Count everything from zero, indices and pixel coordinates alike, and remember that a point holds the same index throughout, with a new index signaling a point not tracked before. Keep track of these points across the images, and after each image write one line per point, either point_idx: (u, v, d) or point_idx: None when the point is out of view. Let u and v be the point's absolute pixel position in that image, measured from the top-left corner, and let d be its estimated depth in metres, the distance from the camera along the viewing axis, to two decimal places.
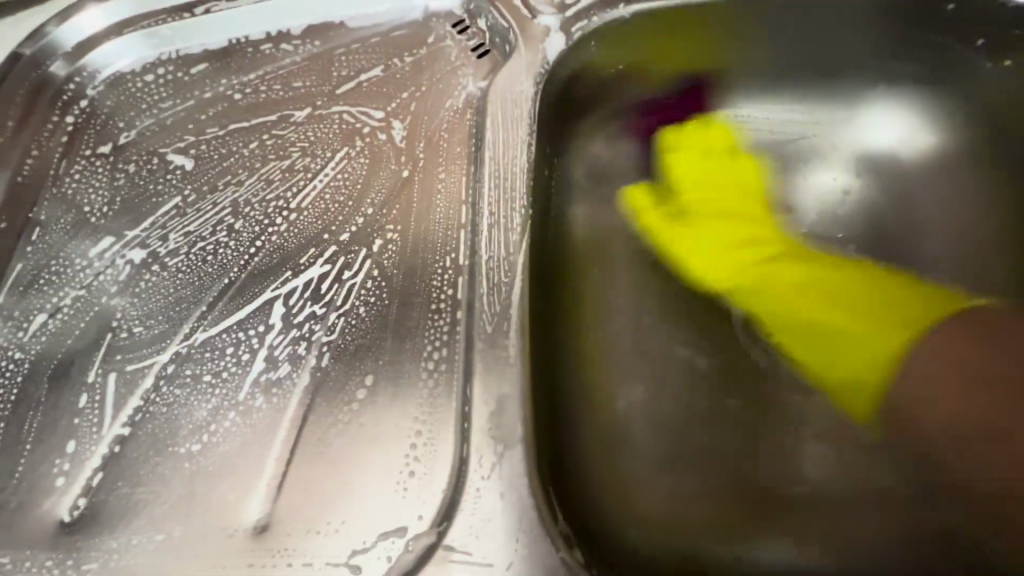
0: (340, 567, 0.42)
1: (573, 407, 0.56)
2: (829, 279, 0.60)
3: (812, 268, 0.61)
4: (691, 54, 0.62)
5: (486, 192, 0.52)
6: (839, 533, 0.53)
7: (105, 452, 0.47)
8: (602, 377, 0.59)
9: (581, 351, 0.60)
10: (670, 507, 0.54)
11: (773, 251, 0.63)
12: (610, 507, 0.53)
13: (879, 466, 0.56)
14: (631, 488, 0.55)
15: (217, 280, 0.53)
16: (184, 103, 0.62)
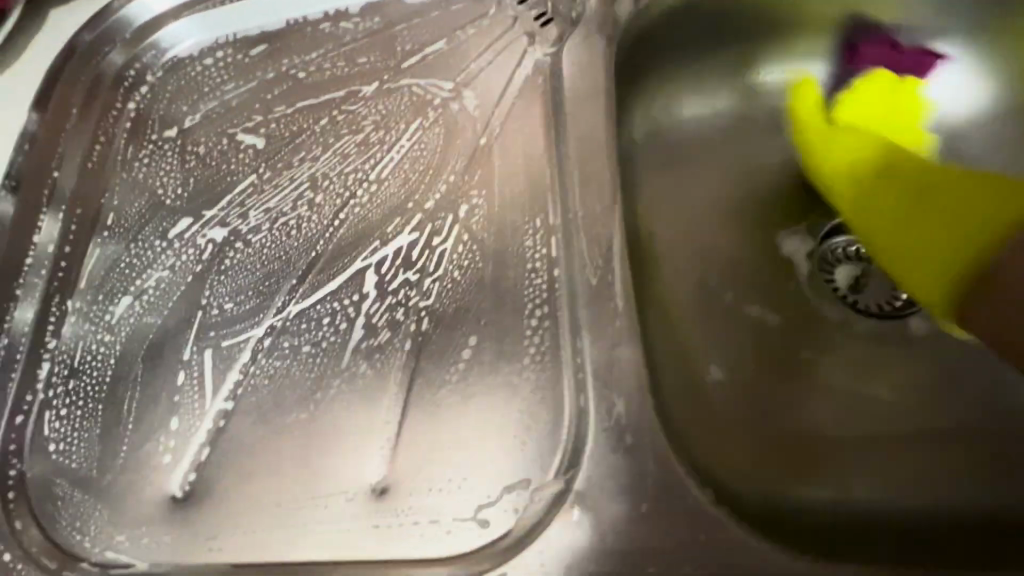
0: (467, 522, 0.42)
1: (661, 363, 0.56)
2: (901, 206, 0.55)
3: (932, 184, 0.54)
4: (735, 17, 0.63)
5: (570, 151, 0.52)
6: (930, 473, 0.54)
7: (210, 427, 0.47)
8: (678, 335, 0.59)
9: (659, 313, 0.60)
10: (758, 455, 0.55)
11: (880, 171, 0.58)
12: (708, 464, 0.53)
13: (957, 405, 0.57)
14: (718, 439, 0.55)
15: (304, 254, 0.53)
16: (247, 84, 0.62)
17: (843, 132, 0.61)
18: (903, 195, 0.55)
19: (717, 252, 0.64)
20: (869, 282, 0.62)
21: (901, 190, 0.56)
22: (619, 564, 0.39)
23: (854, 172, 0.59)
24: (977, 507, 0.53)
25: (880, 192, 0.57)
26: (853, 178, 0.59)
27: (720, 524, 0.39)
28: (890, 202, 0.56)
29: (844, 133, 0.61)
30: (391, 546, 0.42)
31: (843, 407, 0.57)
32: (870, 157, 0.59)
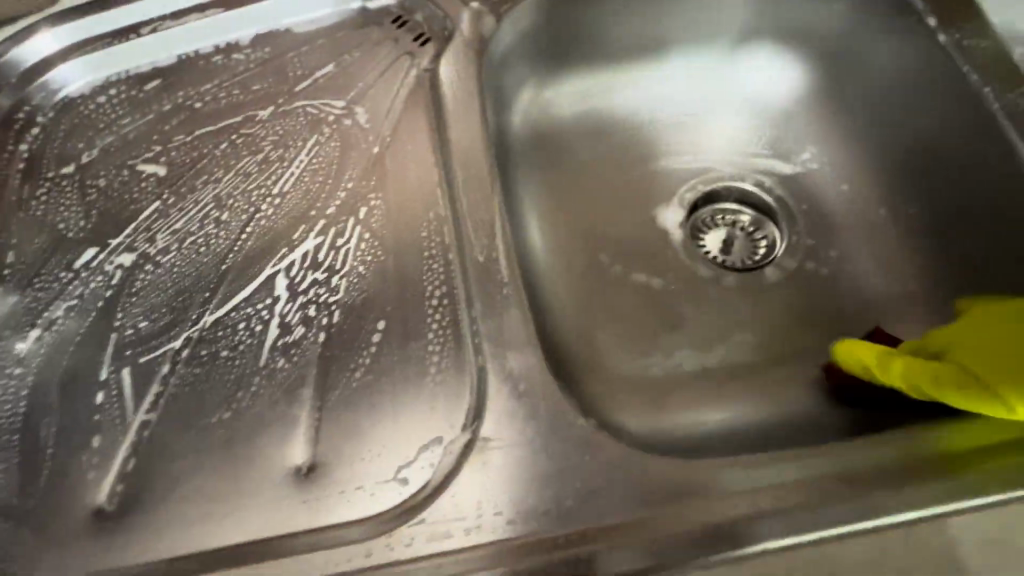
0: (389, 482, 0.47)
1: (559, 328, 0.66)
2: None
3: None
4: (586, 32, 0.74)
5: (454, 152, 0.59)
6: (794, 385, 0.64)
7: (134, 440, 0.49)
8: (571, 304, 0.68)
9: (551, 287, 0.69)
10: (644, 396, 0.64)
11: None
12: (603, 405, 0.63)
13: (809, 332, 0.68)
14: (609, 386, 0.64)
15: (215, 268, 0.56)
16: (143, 117, 0.64)
17: None
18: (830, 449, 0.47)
19: (601, 232, 0.73)
20: (732, 242, 0.74)
21: None
22: (523, 492, 0.45)
23: None
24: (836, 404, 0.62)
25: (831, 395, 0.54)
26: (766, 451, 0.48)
27: (604, 445, 0.46)
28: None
29: None
30: (322, 514, 0.46)
31: (719, 346, 0.67)
32: None
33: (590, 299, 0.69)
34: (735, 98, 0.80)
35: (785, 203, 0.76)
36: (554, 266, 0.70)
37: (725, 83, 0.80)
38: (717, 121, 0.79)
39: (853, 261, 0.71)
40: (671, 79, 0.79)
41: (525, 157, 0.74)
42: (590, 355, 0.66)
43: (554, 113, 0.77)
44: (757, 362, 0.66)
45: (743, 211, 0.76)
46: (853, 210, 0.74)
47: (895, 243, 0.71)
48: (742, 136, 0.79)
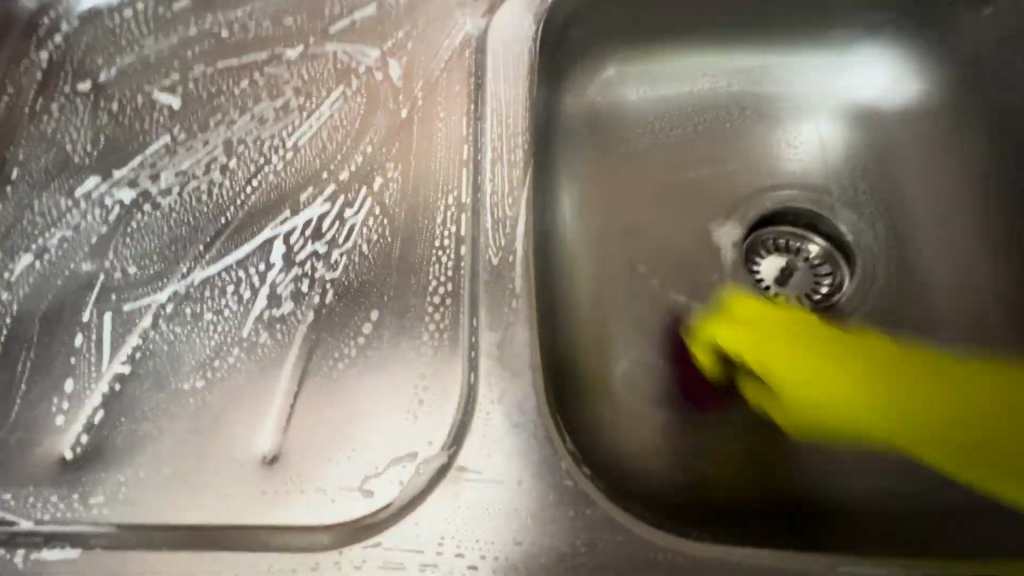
0: (353, 492, 0.43)
1: (574, 341, 0.57)
2: (860, 412, 0.49)
3: (836, 379, 0.50)
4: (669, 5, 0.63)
5: (489, 131, 0.52)
6: (841, 460, 0.54)
7: (106, 391, 0.47)
8: (597, 320, 0.59)
9: (575, 292, 0.60)
10: (656, 439, 0.55)
11: (777, 329, 0.53)
12: (606, 442, 0.54)
13: None
14: (617, 420, 0.55)
15: (213, 220, 0.52)
16: (167, 40, 0.59)
17: (822, 357, 0.51)
18: (845, 393, 0.50)
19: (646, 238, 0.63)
20: (791, 273, 0.64)
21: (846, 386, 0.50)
22: (491, 537, 0.40)
23: (841, 412, 0.50)
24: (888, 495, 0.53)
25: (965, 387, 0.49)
26: (818, 365, 0.51)
27: (592, 501, 0.41)
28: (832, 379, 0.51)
29: (801, 345, 0.52)
30: (276, 511, 0.42)
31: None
32: (811, 355, 0.52)
33: (616, 312, 0.60)
34: (832, 105, 0.67)
35: (871, 237, 0.63)
36: (586, 268, 0.61)
37: (823, 87, 0.67)
38: (811, 125, 0.67)
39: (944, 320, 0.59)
40: (759, 72, 0.68)
41: (573, 141, 0.65)
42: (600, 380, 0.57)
43: (616, 92, 0.67)
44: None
45: (813, 239, 0.65)
46: (953, 258, 0.61)
47: (995, 311, 0.59)
48: (839, 148, 0.66)
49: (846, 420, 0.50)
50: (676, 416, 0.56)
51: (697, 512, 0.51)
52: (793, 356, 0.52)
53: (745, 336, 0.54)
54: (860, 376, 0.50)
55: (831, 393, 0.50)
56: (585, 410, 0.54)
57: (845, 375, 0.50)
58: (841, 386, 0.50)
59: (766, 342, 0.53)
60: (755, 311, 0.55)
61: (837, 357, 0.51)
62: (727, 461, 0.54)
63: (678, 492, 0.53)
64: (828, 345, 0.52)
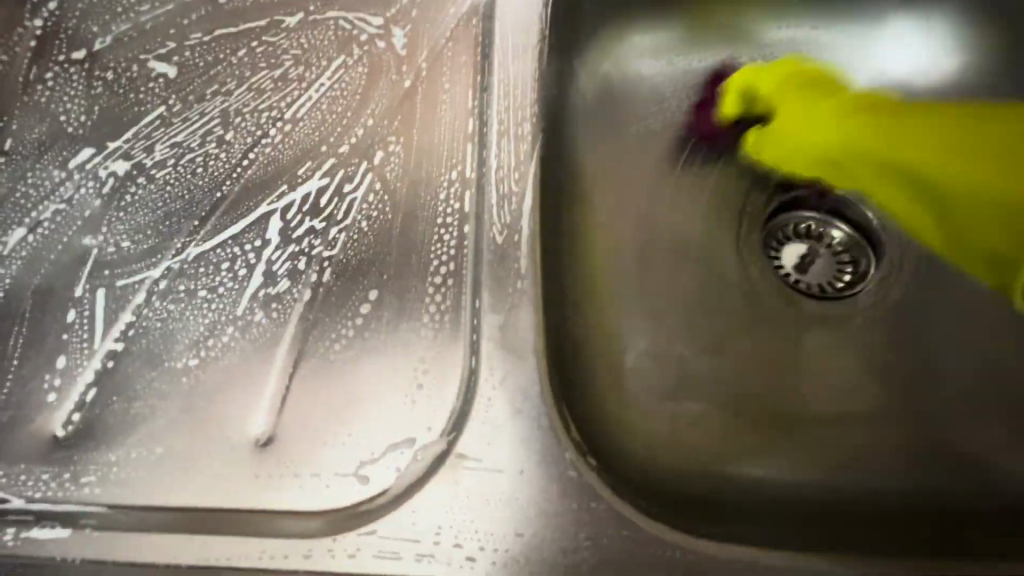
0: (347, 478, 0.41)
1: (583, 327, 0.55)
2: (861, 133, 0.55)
3: (853, 133, 0.55)
4: None
5: (496, 103, 0.49)
6: (854, 457, 0.52)
7: (98, 368, 0.45)
8: (606, 305, 0.57)
9: (584, 275, 0.57)
10: (664, 430, 0.53)
11: (815, 109, 0.57)
12: (612, 432, 0.52)
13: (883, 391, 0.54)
14: (623, 409, 0.53)
15: (209, 194, 0.50)
16: (163, 7, 0.57)
17: (839, 117, 0.56)
18: (856, 153, 0.55)
19: (660, 220, 0.60)
20: (812, 261, 0.60)
21: (843, 135, 0.55)
22: (490, 528, 0.38)
23: (851, 153, 0.55)
24: (907, 497, 0.50)
25: (984, 229, 0.52)
26: (843, 130, 0.55)
27: (597, 494, 0.39)
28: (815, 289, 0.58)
29: (822, 111, 0.56)
30: (268, 495, 0.41)
31: (770, 386, 0.55)
32: (832, 132, 0.55)
33: (626, 298, 0.57)
34: (862, 81, 0.63)
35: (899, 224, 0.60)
36: (596, 251, 0.58)
37: (853, 62, 0.63)
38: None
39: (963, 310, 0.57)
40: (784, 46, 0.64)
41: (586, 117, 0.61)
42: (607, 368, 0.54)
43: (631, 66, 0.63)
44: (814, 417, 0.54)
45: (837, 224, 0.61)
46: None
47: None
48: None
49: (852, 169, 0.55)
50: (686, 406, 0.54)
51: (706, 505, 0.49)
52: (818, 117, 0.56)
53: (789, 94, 0.58)
54: (877, 133, 0.54)
55: (837, 134, 0.55)
56: (592, 398, 0.52)
57: (864, 124, 0.55)
58: (861, 138, 0.55)
59: (795, 111, 0.57)
60: (801, 95, 0.58)
61: (845, 112, 0.56)
62: (737, 454, 0.52)
63: (685, 486, 0.50)
64: (844, 113, 0.56)
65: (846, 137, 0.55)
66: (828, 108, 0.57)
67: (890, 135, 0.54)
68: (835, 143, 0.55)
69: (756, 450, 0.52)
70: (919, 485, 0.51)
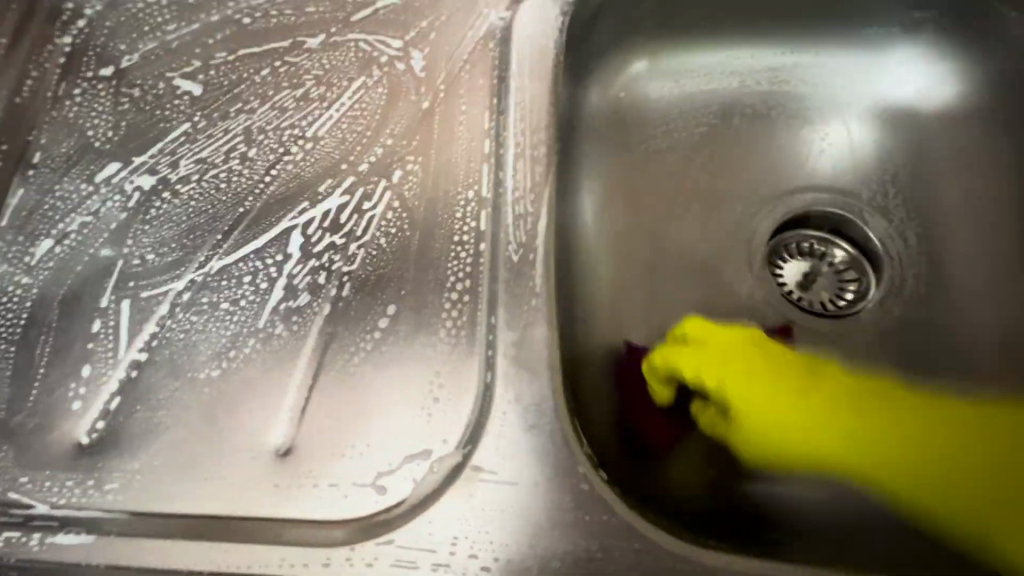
0: (365, 488, 0.42)
1: (593, 341, 0.56)
2: (814, 435, 0.47)
3: (802, 421, 0.47)
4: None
5: (512, 126, 0.51)
6: None
7: (122, 377, 0.47)
8: (616, 319, 0.58)
9: (595, 291, 0.59)
10: (671, 443, 0.54)
11: (742, 369, 0.48)
12: (621, 443, 0.53)
13: None
14: (633, 421, 0.54)
15: (232, 209, 0.51)
16: (189, 26, 0.58)
17: (781, 391, 0.47)
18: (778, 404, 0.47)
19: (671, 239, 0.62)
20: (815, 278, 0.62)
21: (796, 411, 0.47)
22: (505, 539, 0.40)
23: (798, 448, 0.47)
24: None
25: (950, 476, 0.46)
26: (784, 414, 0.47)
27: (609, 506, 0.40)
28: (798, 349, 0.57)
29: (772, 391, 0.47)
30: (288, 504, 0.42)
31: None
32: (780, 395, 0.47)
33: (635, 314, 0.59)
34: (863, 105, 0.65)
35: (899, 245, 0.61)
36: (607, 268, 0.60)
37: (854, 87, 0.65)
38: (840, 125, 0.65)
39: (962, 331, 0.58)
40: (787, 70, 0.66)
41: (597, 137, 0.63)
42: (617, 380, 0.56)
43: (640, 89, 0.65)
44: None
45: (838, 244, 0.63)
46: (983, 266, 0.59)
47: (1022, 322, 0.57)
48: (868, 151, 0.64)
49: (795, 446, 0.47)
50: (692, 420, 0.55)
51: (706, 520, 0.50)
52: (731, 386, 0.48)
53: (703, 350, 0.49)
54: (809, 405, 0.47)
55: (779, 404, 0.47)
56: (602, 411, 0.54)
57: (787, 402, 0.47)
58: (790, 425, 0.47)
59: (732, 377, 0.48)
60: (733, 354, 0.49)
61: (796, 397, 0.48)
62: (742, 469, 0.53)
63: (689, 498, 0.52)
64: (793, 394, 0.47)
65: (785, 412, 0.47)
66: (762, 361, 0.48)
67: (845, 440, 0.47)
68: (745, 421, 0.47)
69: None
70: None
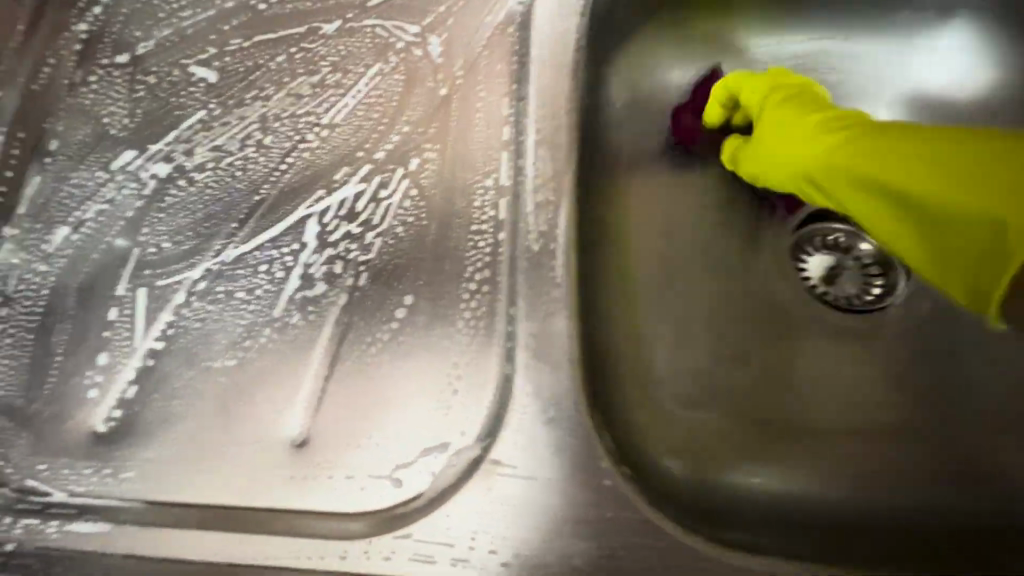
0: (382, 480, 0.41)
1: (609, 324, 0.55)
2: (849, 216, 0.59)
3: (831, 200, 0.60)
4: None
5: (532, 112, 0.50)
6: (867, 469, 0.52)
7: (139, 366, 0.46)
8: (633, 303, 0.57)
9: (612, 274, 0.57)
10: (684, 430, 0.53)
11: (799, 167, 0.60)
12: (634, 427, 0.51)
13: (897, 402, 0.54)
14: (648, 407, 0.53)
15: (248, 197, 0.51)
16: (204, 13, 0.58)
17: (831, 181, 0.60)
18: (820, 191, 0.60)
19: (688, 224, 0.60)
20: (841, 273, 0.59)
21: (832, 199, 0.59)
22: (524, 535, 0.39)
23: (827, 224, 0.59)
24: (907, 512, 0.50)
25: (965, 298, 0.57)
26: (817, 208, 0.59)
27: (631, 503, 0.39)
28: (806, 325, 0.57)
29: (819, 183, 0.60)
30: (304, 495, 0.42)
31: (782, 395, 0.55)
32: (818, 201, 0.59)
33: (650, 300, 0.57)
34: (891, 94, 0.63)
35: None
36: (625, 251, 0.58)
37: (883, 75, 0.63)
38: (868, 112, 0.63)
39: (992, 321, 0.55)
40: (812, 56, 0.64)
41: (617, 124, 0.61)
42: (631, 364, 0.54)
43: (661, 75, 0.63)
44: (823, 428, 0.53)
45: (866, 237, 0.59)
46: None
47: None
48: None
49: (853, 228, 0.59)
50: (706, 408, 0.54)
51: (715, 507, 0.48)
52: (778, 173, 0.60)
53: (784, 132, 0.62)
54: (845, 208, 0.59)
55: (826, 197, 0.60)
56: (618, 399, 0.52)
57: (841, 196, 0.60)
58: (843, 208, 0.60)
59: (776, 162, 0.60)
60: (784, 148, 0.61)
61: (838, 184, 0.60)
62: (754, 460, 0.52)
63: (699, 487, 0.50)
64: (837, 189, 0.60)
65: (831, 194, 0.60)
66: None
67: (875, 212, 0.59)
68: (795, 203, 0.59)
69: (774, 457, 0.52)
70: (921, 501, 0.51)
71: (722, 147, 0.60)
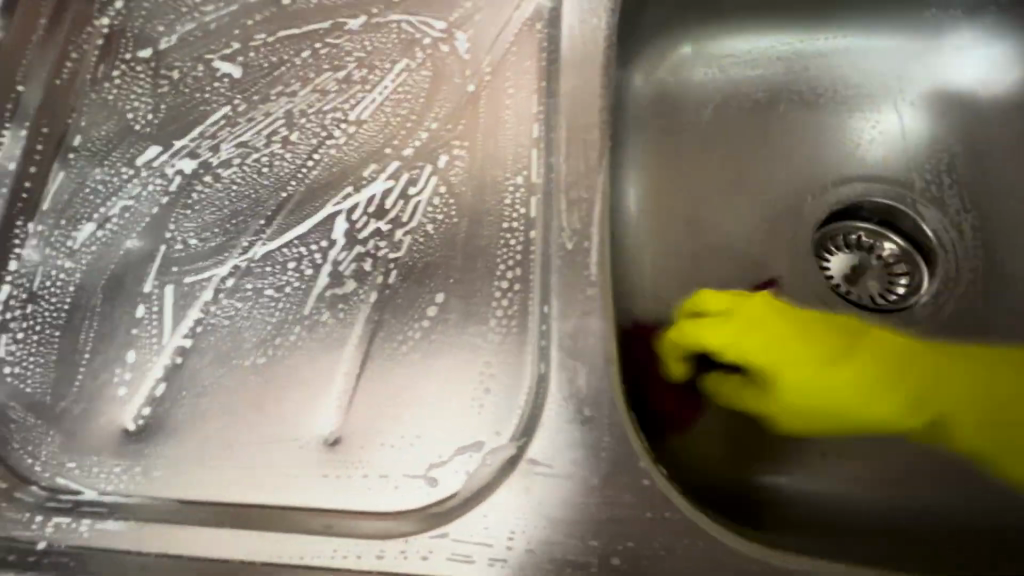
0: (417, 479, 0.41)
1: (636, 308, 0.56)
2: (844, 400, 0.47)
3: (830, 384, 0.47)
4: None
5: (562, 109, 0.49)
6: (884, 468, 0.51)
7: (167, 364, 0.46)
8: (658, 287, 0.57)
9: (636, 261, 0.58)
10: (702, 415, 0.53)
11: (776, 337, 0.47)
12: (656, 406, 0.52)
13: None
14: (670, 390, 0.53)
15: (274, 194, 0.50)
16: (228, 7, 0.57)
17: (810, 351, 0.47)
18: (834, 370, 0.47)
19: (712, 215, 0.60)
20: (863, 270, 0.60)
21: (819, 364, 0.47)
22: (562, 533, 0.38)
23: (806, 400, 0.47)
24: (911, 512, 0.50)
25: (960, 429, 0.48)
26: (802, 378, 0.47)
27: (669, 502, 0.39)
28: (856, 378, 0.47)
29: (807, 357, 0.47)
30: (338, 494, 0.41)
31: None
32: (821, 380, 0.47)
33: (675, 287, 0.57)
34: (916, 93, 0.63)
35: (955, 237, 0.59)
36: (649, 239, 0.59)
37: (907, 74, 0.63)
38: (892, 111, 0.62)
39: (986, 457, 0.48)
40: (836, 55, 0.64)
41: (640, 122, 0.61)
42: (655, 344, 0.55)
43: (684, 73, 0.63)
44: (842, 428, 0.53)
45: (889, 237, 0.61)
46: None
47: None
48: (922, 138, 0.62)
49: (813, 416, 0.48)
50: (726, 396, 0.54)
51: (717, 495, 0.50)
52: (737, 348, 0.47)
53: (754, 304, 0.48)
54: (851, 383, 0.47)
55: (817, 376, 0.47)
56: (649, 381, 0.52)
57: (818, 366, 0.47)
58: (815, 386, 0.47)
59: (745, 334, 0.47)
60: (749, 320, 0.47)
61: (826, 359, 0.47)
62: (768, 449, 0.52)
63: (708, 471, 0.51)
64: (817, 352, 0.47)
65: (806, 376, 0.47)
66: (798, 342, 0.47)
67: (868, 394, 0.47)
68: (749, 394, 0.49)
69: (789, 449, 0.52)
70: (925, 502, 0.50)
71: (666, 363, 0.51)
